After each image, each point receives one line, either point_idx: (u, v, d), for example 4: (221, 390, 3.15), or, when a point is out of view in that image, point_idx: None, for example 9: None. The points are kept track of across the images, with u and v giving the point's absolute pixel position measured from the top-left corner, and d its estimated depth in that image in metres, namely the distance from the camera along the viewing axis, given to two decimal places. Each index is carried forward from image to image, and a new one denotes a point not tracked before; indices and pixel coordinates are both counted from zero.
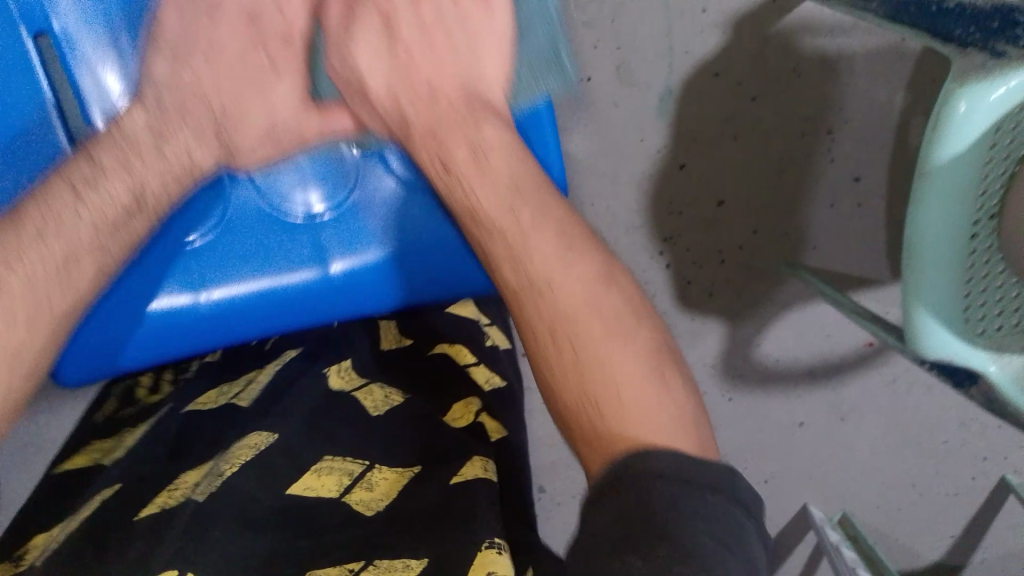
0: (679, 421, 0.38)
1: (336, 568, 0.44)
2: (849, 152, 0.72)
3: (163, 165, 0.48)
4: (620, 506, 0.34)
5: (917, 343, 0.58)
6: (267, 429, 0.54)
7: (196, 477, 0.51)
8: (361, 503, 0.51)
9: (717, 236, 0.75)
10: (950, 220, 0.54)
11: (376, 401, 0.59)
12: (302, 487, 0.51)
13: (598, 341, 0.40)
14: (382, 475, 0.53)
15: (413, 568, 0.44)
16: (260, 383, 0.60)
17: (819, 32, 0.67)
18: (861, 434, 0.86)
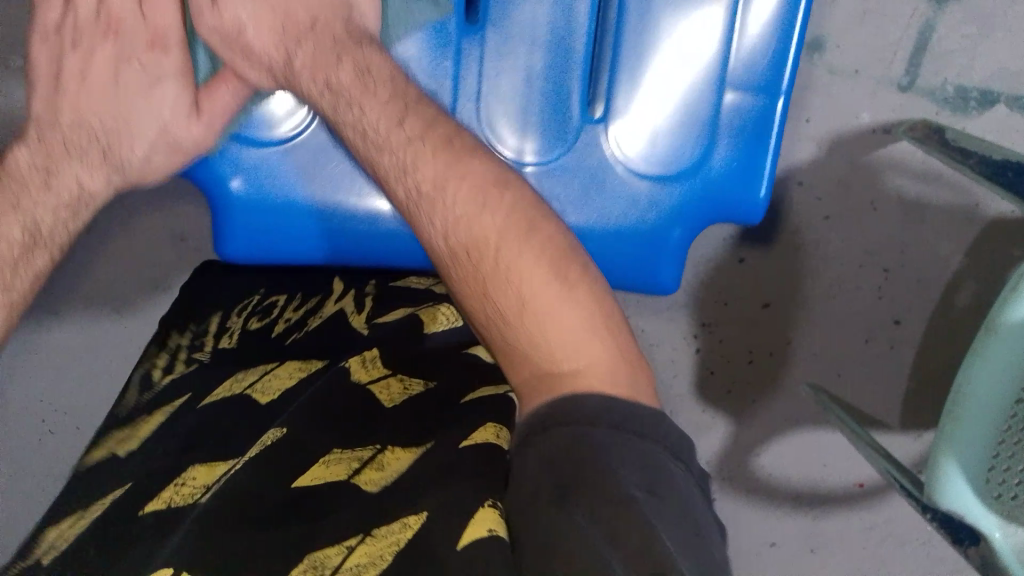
0: (589, 335, 0.44)
1: (334, 547, 0.40)
2: (899, 295, 0.74)
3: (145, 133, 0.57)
4: (558, 440, 0.39)
5: (936, 495, 0.58)
6: (279, 425, 0.51)
7: (206, 476, 0.49)
8: (367, 481, 0.45)
9: (754, 336, 0.76)
10: (1000, 377, 0.55)
11: (391, 393, 0.53)
12: (310, 478, 0.47)
13: (499, 253, 0.45)
14: (393, 455, 0.48)
15: (411, 526, 0.39)
16: (280, 380, 0.58)
17: (903, 174, 0.70)
18: (827, 572, 0.85)
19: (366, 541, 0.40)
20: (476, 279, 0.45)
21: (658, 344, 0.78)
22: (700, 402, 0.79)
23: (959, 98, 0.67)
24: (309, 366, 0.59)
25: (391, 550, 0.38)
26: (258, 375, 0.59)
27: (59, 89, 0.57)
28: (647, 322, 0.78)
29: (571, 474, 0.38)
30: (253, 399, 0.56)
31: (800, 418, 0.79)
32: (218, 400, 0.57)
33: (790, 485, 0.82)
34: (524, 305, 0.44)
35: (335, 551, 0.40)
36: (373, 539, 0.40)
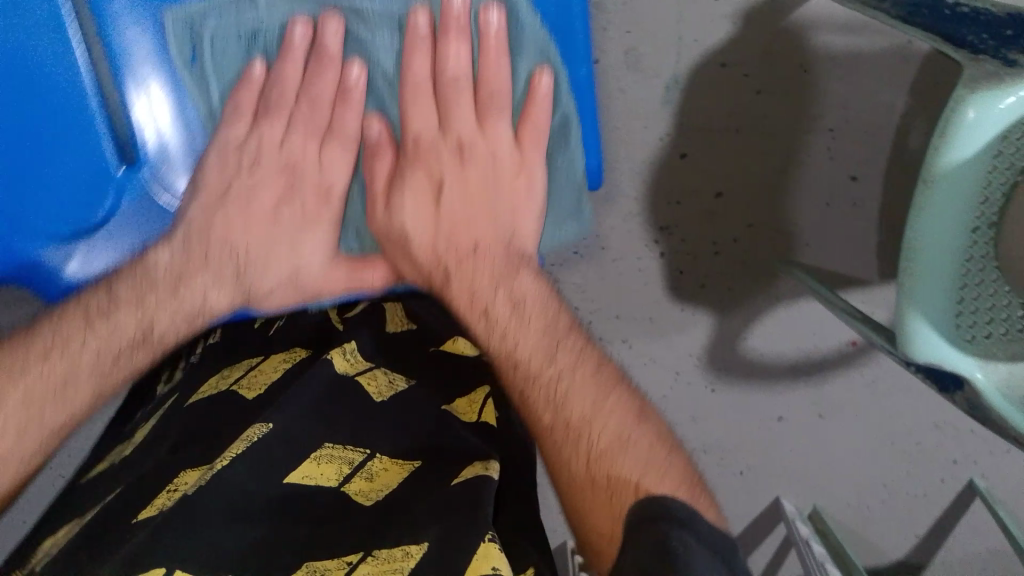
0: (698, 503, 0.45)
1: (335, 561, 0.45)
2: (851, 150, 0.72)
3: (173, 246, 0.56)
4: (648, 551, 0.40)
5: (908, 346, 0.58)
6: (264, 418, 0.50)
7: (195, 474, 0.50)
8: (361, 494, 0.50)
9: (714, 226, 0.75)
10: (952, 222, 0.55)
11: (379, 387, 0.56)
12: (302, 475, 0.50)
13: (586, 424, 0.49)
14: (382, 465, 0.52)
15: (413, 555, 0.44)
16: (265, 374, 0.57)
17: (826, 31, 0.67)
18: (838, 429, 0.88)
19: (366, 560, 0.45)
20: (581, 465, 0.47)
21: (621, 258, 0.77)
22: (678, 302, 0.79)
23: None
24: (293, 357, 0.59)
25: None
26: (243, 371, 0.59)
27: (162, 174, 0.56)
28: (604, 239, 0.76)
29: (660, 566, 0.39)
30: (238, 395, 0.56)
31: (781, 294, 0.79)
32: (203, 398, 0.57)
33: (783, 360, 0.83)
34: (592, 455, 0.47)
35: (335, 565, 0.45)
36: (373, 559, 0.45)
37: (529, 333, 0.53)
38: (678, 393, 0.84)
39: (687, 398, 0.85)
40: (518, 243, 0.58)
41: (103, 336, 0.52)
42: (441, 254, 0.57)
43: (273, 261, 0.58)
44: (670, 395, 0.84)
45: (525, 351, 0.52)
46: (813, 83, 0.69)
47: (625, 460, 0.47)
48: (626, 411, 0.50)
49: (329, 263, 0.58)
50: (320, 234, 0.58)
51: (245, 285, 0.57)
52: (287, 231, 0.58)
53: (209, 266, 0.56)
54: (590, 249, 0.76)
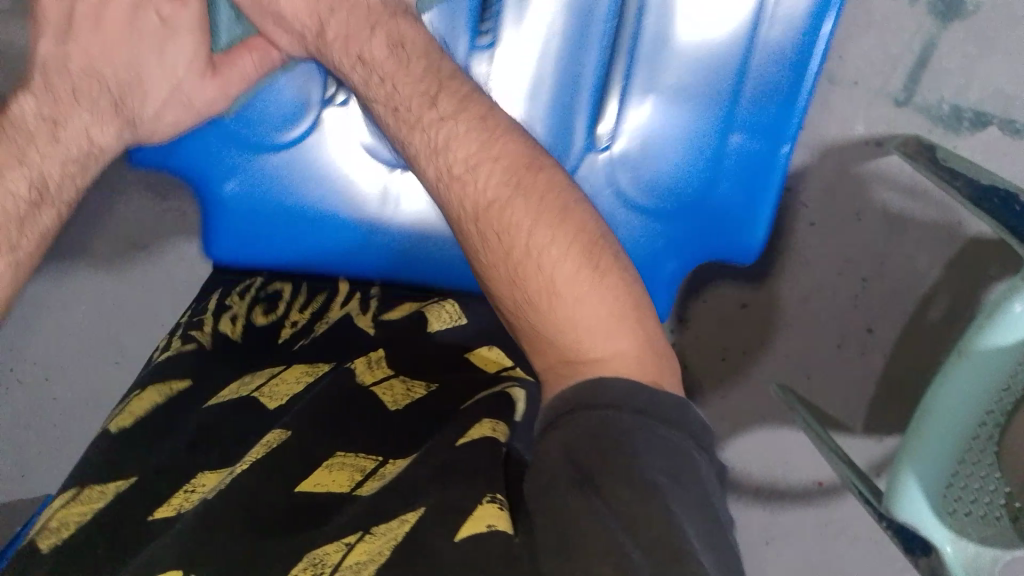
0: (618, 329, 0.45)
1: (334, 543, 0.41)
2: (877, 304, 0.75)
3: (81, 135, 0.55)
4: (578, 427, 0.41)
5: (895, 505, 0.61)
6: (284, 426, 0.51)
7: (213, 480, 0.49)
8: (365, 485, 0.45)
9: (732, 334, 0.78)
10: (971, 399, 0.57)
11: (394, 396, 0.54)
12: (313, 483, 0.47)
13: (530, 243, 0.46)
14: (393, 466, 0.47)
15: (408, 522, 0.40)
16: (288, 385, 0.56)
17: (890, 187, 0.71)
18: (779, 562, 0.88)
19: (365, 539, 0.40)
20: (515, 289, 0.46)
21: None
22: None
23: (953, 116, 0.68)
24: (317, 370, 0.57)
25: (389, 546, 0.39)
26: (265, 378, 0.58)
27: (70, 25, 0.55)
28: None
29: (596, 466, 0.39)
30: (260, 403, 0.55)
31: (768, 416, 0.81)
32: (222, 401, 0.56)
33: (750, 477, 0.84)
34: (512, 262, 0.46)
35: (333, 549, 0.40)
36: (371, 537, 0.40)
37: (410, 77, 0.52)
38: None
39: None
40: None
41: (58, 150, 0.54)
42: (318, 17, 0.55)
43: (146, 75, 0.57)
44: None
45: (463, 133, 0.49)
46: (871, 233, 0.72)
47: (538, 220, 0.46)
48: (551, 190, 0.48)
49: (197, 62, 0.57)
50: (184, 40, 0.57)
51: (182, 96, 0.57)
52: (148, 35, 0.56)
53: (101, 95, 0.56)
54: None
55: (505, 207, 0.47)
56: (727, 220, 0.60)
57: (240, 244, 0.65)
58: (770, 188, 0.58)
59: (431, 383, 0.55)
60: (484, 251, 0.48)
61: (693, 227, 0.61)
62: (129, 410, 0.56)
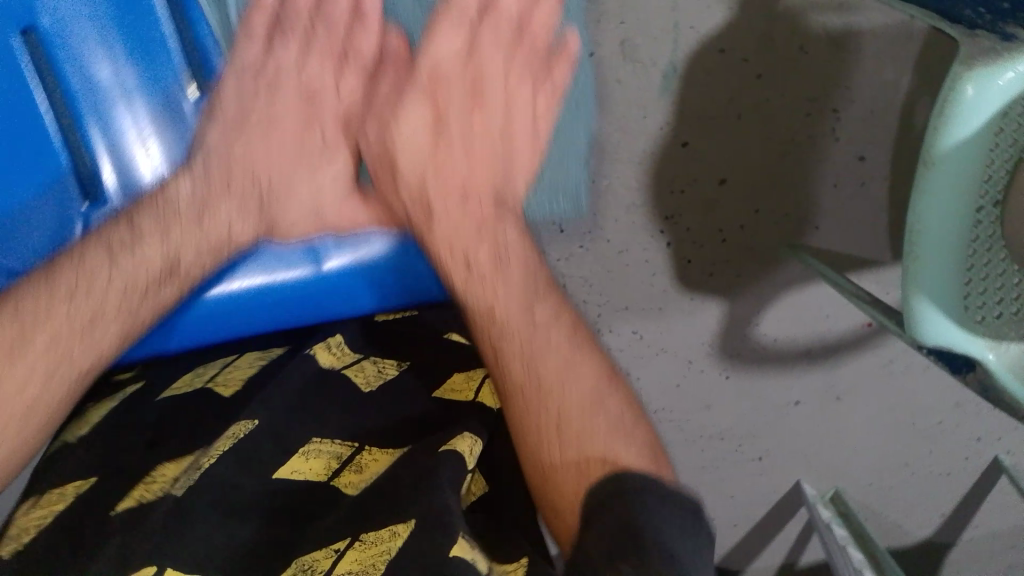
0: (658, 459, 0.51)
1: (323, 551, 0.46)
2: (857, 131, 0.71)
3: (199, 240, 0.55)
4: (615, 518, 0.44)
5: (918, 333, 0.57)
6: (249, 416, 0.52)
7: (173, 471, 0.51)
8: (347, 483, 0.51)
9: (720, 214, 0.74)
10: (955, 204, 0.54)
11: (367, 377, 0.59)
12: (291, 470, 0.51)
13: (579, 429, 0.51)
14: (371, 456, 0.54)
15: (400, 534, 0.46)
16: (242, 370, 0.60)
17: (824, 11, 0.66)
18: (855, 411, 0.87)
19: (354, 546, 0.46)
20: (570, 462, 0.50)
21: (626, 249, 0.75)
22: (685, 292, 0.78)
23: None
24: (268, 354, 0.62)
25: (381, 559, 0.45)
26: (217, 368, 0.61)
27: (236, 129, 0.57)
28: (610, 232, 0.74)
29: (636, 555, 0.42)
30: (216, 392, 0.57)
31: (790, 281, 0.78)
32: (178, 394, 0.58)
33: (796, 344, 0.82)
34: (559, 420, 0.52)
35: (322, 555, 0.46)
36: (360, 544, 0.46)
37: (508, 279, 0.57)
38: (689, 384, 0.83)
39: (698, 388, 0.84)
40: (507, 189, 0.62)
41: (130, 270, 0.52)
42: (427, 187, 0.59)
43: (296, 186, 0.60)
44: (682, 386, 0.84)
45: (502, 299, 0.56)
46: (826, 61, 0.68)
47: (578, 387, 0.53)
48: (599, 372, 0.55)
49: (345, 195, 0.61)
50: (340, 162, 0.61)
51: (268, 216, 0.58)
52: (308, 156, 0.60)
53: (232, 193, 0.57)
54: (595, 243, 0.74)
55: (532, 349, 0.54)
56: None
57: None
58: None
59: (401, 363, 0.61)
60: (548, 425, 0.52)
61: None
62: (86, 420, 0.56)
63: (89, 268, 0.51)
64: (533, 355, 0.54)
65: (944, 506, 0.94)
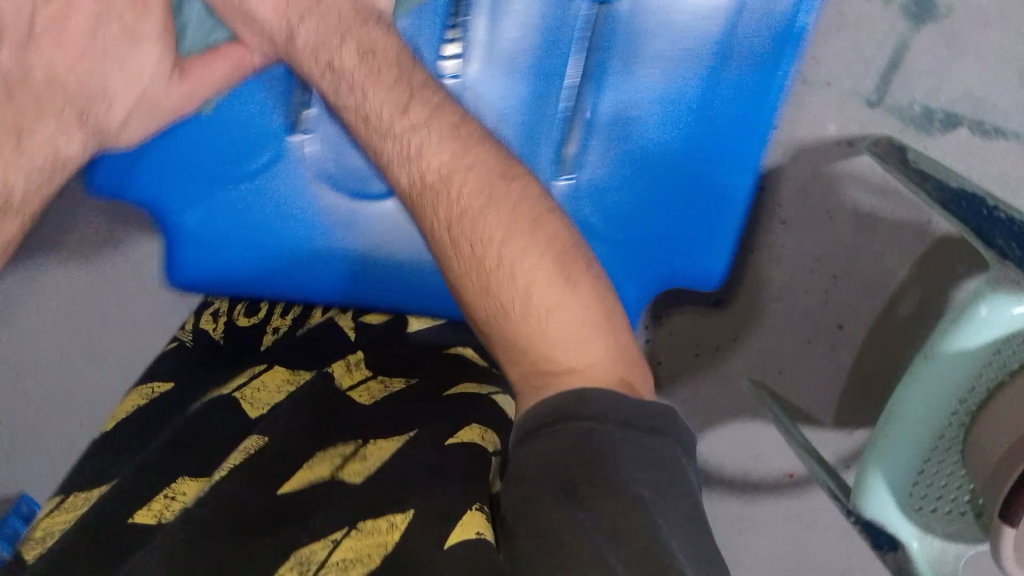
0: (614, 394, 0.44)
1: (320, 542, 0.42)
2: (846, 302, 0.76)
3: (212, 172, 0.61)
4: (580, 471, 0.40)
5: (862, 501, 0.62)
6: (261, 432, 0.51)
7: (193, 488, 0.48)
8: (353, 471, 0.48)
9: (706, 331, 0.79)
10: (935, 402, 0.58)
11: (371, 392, 0.58)
12: (296, 484, 0.48)
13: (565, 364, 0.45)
14: (376, 446, 0.50)
15: (398, 526, 0.41)
16: (269, 394, 0.59)
17: (858, 185, 0.71)
18: (754, 546, 0.89)
19: (351, 535, 0.42)
20: (521, 328, 0.46)
21: None
22: None
23: (924, 117, 0.69)
24: (295, 380, 0.60)
25: (376, 551, 0.40)
26: (247, 381, 0.61)
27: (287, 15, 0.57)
28: None
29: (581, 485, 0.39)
30: (243, 411, 0.57)
31: (740, 409, 0.81)
32: (208, 402, 0.59)
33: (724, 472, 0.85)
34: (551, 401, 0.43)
35: (319, 545, 0.41)
36: (359, 533, 0.42)
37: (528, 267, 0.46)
38: None
39: None
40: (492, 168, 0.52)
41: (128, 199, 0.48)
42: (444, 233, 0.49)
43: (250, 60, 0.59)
44: None
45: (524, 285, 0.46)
46: (848, 231, 0.73)
47: (588, 346, 0.45)
48: (601, 347, 0.46)
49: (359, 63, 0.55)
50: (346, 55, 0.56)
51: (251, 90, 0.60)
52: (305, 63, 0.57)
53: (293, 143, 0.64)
54: None
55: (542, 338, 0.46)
56: (724, 117, 0.60)
57: (203, 268, 0.69)
58: (768, 106, 0.59)
59: (409, 379, 0.60)
60: (487, 318, 0.47)
61: (628, 252, 0.66)
62: (113, 415, 0.61)
63: None
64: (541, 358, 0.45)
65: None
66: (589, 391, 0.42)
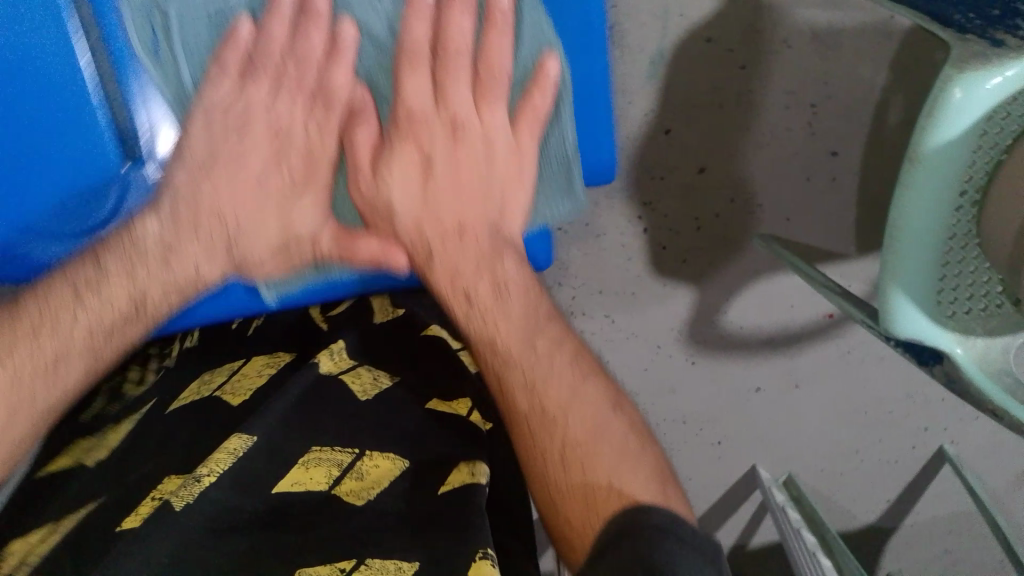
0: (629, 452, 0.48)
1: (328, 567, 0.47)
2: (832, 128, 0.72)
3: (168, 280, 0.51)
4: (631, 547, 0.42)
5: (891, 324, 0.59)
6: (249, 430, 0.51)
7: (178, 485, 0.50)
8: (351, 494, 0.52)
9: (697, 202, 0.75)
10: (936, 202, 0.55)
11: (363, 385, 0.58)
12: (291, 483, 0.51)
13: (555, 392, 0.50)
14: (372, 462, 0.53)
15: (405, 571, 0.46)
16: (250, 379, 0.59)
17: (807, 5, 0.67)
18: (811, 398, 0.90)
19: (361, 568, 0.46)
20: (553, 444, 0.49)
21: (604, 233, 0.76)
22: (659, 278, 0.79)
23: None
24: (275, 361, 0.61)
25: None
26: (226, 376, 0.61)
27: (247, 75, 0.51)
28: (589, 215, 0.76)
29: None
30: (223, 400, 0.57)
31: (758, 267, 0.79)
32: (187, 403, 0.59)
33: (761, 334, 0.84)
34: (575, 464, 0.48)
35: (328, 571, 0.46)
36: (367, 568, 0.46)
37: (507, 317, 0.53)
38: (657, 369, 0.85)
39: (665, 373, 0.85)
40: (504, 229, 0.55)
41: (99, 312, 0.50)
42: (425, 232, 0.54)
43: (266, 226, 0.54)
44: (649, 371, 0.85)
45: (504, 331, 0.53)
46: (812, 54, 0.69)
47: (588, 399, 0.50)
48: (603, 398, 0.51)
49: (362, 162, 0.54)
50: (311, 197, 0.54)
51: (232, 255, 0.53)
52: (278, 195, 0.53)
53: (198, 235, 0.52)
54: (572, 225, 0.76)
55: (534, 368, 0.51)
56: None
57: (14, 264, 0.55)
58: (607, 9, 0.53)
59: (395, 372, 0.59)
60: (526, 432, 0.50)
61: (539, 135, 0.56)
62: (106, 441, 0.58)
63: (67, 300, 0.49)
64: (535, 375, 0.51)
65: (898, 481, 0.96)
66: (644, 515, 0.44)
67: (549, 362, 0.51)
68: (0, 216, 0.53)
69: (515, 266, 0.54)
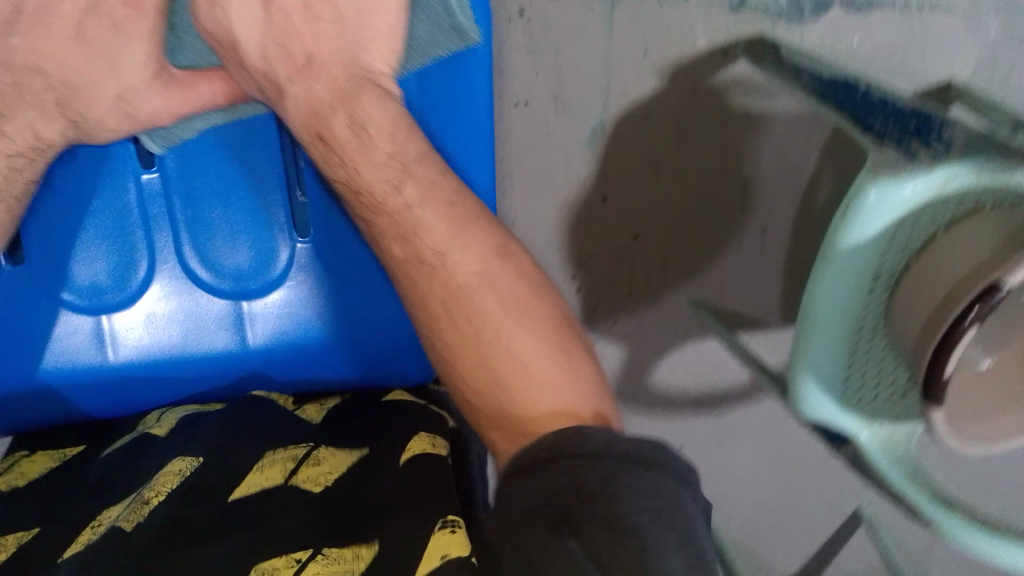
0: (528, 312, 0.56)
1: (283, 560, 0.53)
2: (763, 205, 0.74)
3: (6, 148, 0.62)
4: (558, 474, 0.46)
5: (800, 404, 0.62)
6: (195, 454, 0.62)
7: (118, 508, 0.59)
8: (309, 481, 0.61)
9: (631, 266, 0.78)
10: (847, 294, 0.58)
11: (313, 411, 0.70)
12: (252, 484, 0.60)
13: (497, 331, 0.54)
14: (329, 453, 0.64)
15: (363, 555, 0.54)
16: (171, 417, 0.68)
17: (746, 90, 0.68)
18: (737, 454, 0.93)
19: (316, 559, 0.53)
20: (473, 364, 0.54)
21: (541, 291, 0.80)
22: (593, 335, 0.82)
23: (792, 8, 0.63)
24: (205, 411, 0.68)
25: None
26: (164, 416, 0.69)
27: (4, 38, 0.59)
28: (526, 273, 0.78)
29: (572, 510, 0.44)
30: None
31: (687, 333, 0.81)
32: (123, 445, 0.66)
33: (686, 394, 0.86)
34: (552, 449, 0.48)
35: (283, 564, 0.53)
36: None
37: (369, 155, 0.59)
38: None
39: None
40: (363, 60, 0.61)
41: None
42: (275, 63, 0.60)
43: (95, 79, 0.61)
44: None
45: (368, 179, 0.59)
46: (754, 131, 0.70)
47: (485, 293, 0.56)
48: (500, 264, 0.57)
49: (150, 73, 0.62)
50: (139, 47, 0.61)
51: (71, 109, 0.62)
52: (102, 51, 0.60)
53: (35, 105, 0.61)
54: None
55: (460, 284, 0.56)
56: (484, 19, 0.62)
57: (106, 401, 0.72)
58: None
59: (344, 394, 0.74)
60: (479, 389, 0.54)
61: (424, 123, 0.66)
62: (24, 472, 0.66)
63: None
64: (471, 309, 0.55)
65: (818, 540, 0.98)
66: (585, 431, 0.48)
67: (466, 266, 0.57)
68: (150, 390, 0.73)
69: (375, 106, 0.60)
